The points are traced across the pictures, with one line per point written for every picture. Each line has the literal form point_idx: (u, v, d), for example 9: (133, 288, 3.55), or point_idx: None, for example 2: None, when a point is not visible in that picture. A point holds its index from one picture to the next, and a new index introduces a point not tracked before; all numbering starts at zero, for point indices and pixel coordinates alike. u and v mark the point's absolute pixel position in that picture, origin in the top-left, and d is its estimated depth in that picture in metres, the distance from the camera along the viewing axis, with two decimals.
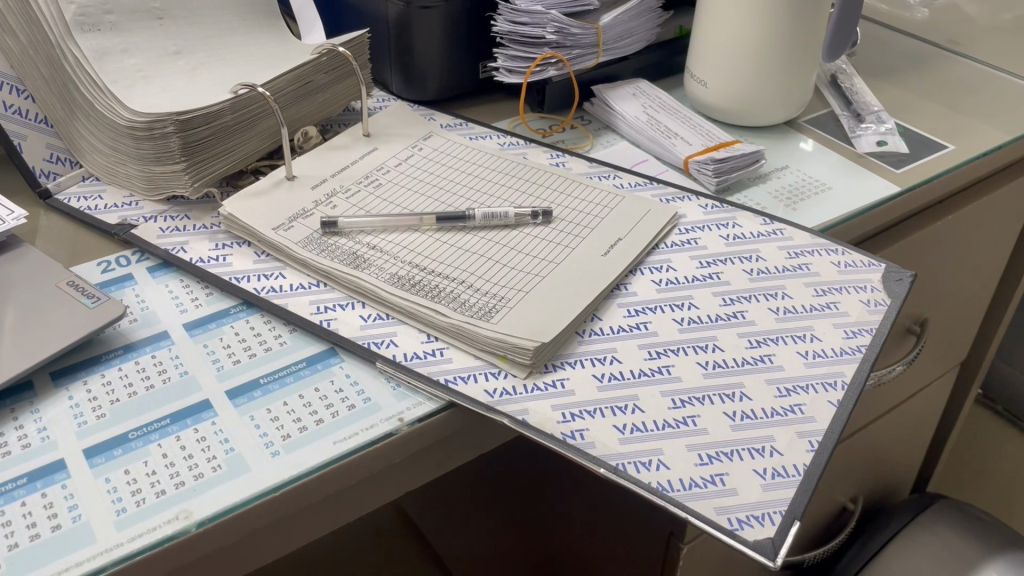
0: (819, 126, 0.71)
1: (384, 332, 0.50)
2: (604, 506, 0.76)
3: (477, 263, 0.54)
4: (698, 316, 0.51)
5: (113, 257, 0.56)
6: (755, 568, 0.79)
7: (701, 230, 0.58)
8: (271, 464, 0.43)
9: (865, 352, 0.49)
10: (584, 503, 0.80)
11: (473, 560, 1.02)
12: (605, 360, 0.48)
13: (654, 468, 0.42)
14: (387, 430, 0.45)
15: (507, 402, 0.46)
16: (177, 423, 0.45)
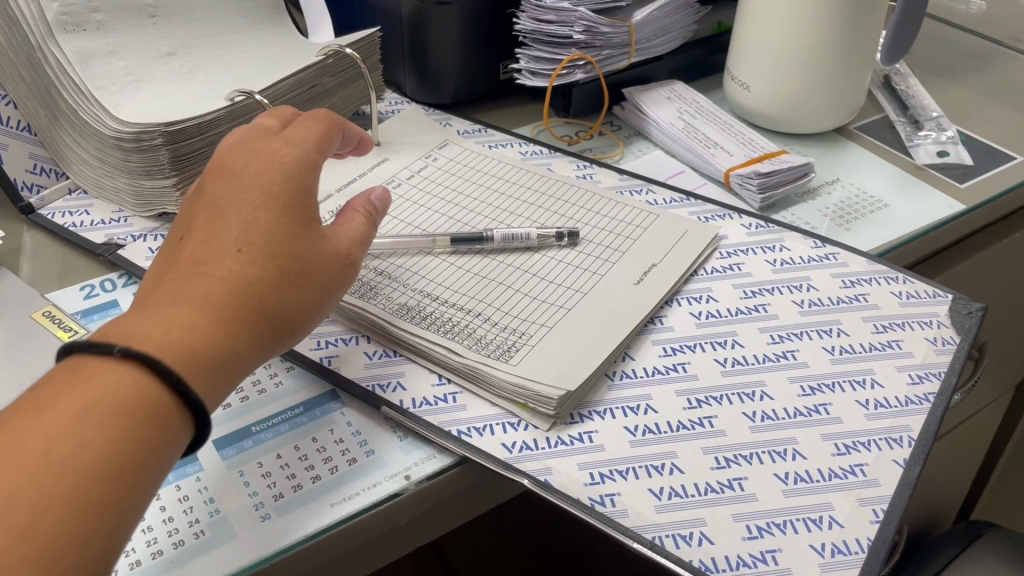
0: (872, 134, 0.65)
1: (391, 373, 0.45)
2: None
3: (495, 292, 0.49)
4: (744, 356, 0.46)
5: (98, 281, 0.51)
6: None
7: (745, 253, 0.53)
8: (261, 530, 0.38)
9: (934, 400, 0.43)
10: None
11: None
12: (639, 410, 0.43)
13: (696, 543, 0.37)
14: (392, 491, 0.40)
15: (527, 459, 0.40)
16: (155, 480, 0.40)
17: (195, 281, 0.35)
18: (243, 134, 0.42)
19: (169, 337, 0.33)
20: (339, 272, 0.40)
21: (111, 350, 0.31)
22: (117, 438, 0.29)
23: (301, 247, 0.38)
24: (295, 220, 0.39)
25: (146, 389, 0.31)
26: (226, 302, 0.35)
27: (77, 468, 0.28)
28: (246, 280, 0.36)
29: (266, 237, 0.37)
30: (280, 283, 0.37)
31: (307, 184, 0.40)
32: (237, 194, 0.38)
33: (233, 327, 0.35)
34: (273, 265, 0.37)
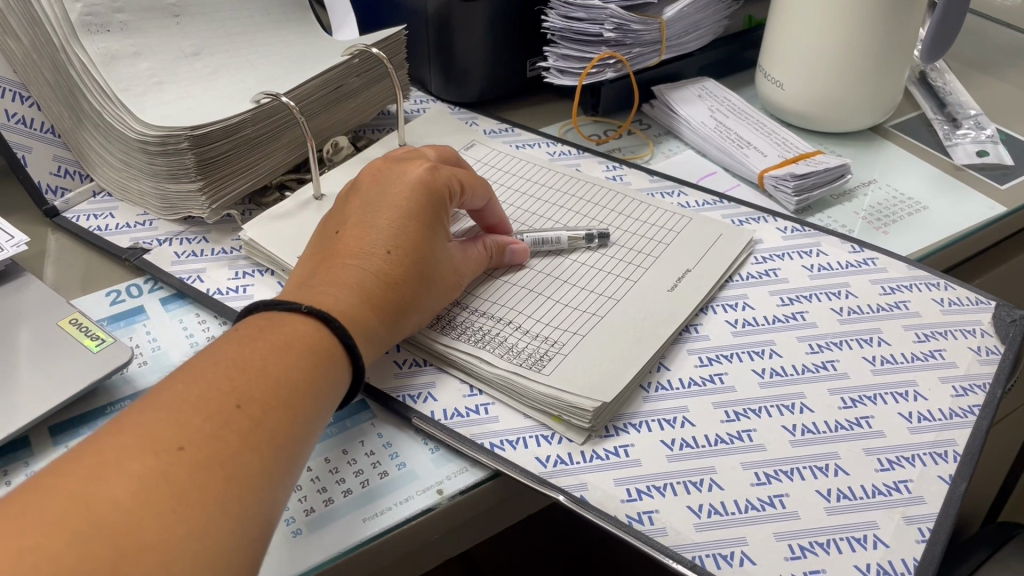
0: (908, 132, 0.64)
1: (421, 383, 0.45)
2: None
3: (527, 299, 0.48)
4: (782, 367, 0.45)
5: (124, 286, 0.51)
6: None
7: (780, 259, 0.52)
8: (293, 545, 0.37)
9: (980, 414, 0.42)
10: None
11: None
12: (675, 423, 0.42)
13: (737, 563, 0.36)
14: (425, 506, 0.39)
15: (563, 475, 0.40)
16: None
17: (352, 266, 0.41)
18: (394, 154, 0.49)
19: (340, 306, 0.39)
20: (465, 274, 0.46)
21: (297, 308, 0.38)
22: (305, 370, 0.36)
23: (434, 259, 0.44)
24: (437, 232, 0.45)
25: (326, 343, 0.37)
26: (372, 292, 0.41)
27: (270, 399, 0.34)
28: (412, 275, 0.42)
29: (411, 243, 0.43)
30: (431, 277, 0.44)
31: (448, 202, 0.47)
32: (390, 197, 0.45)
33: (394, 307, 0.41)
34: (426, 265, 0.43)
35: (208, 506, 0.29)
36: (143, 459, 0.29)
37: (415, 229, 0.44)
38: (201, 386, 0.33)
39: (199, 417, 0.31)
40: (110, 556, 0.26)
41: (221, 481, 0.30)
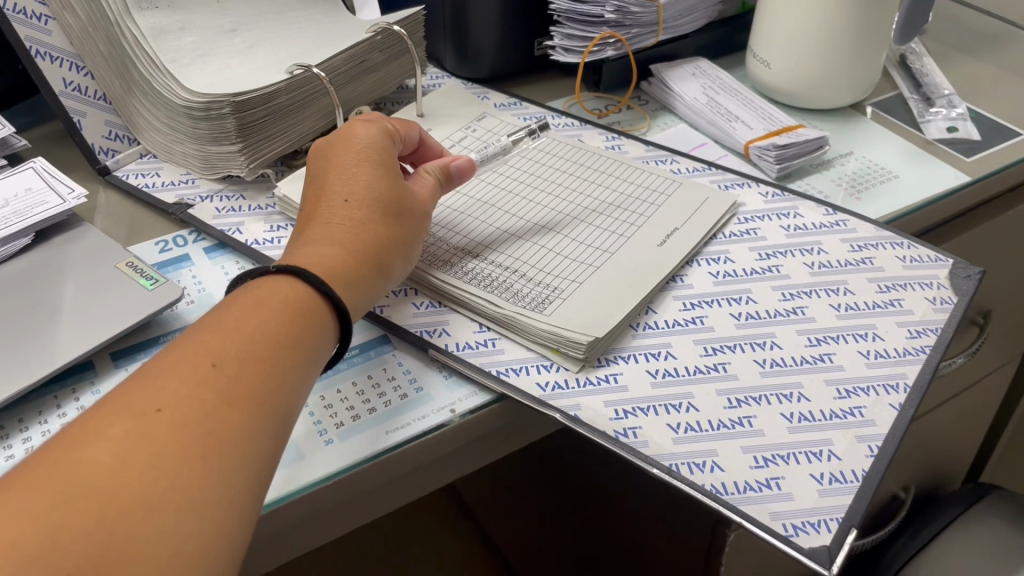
0: (886, 109, 0.69)
1: (436, 321, 0.51)
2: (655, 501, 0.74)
3: (530, 252, 0.54)
4: (757, 311, 0.50)
5: (171, 236, 0.57)
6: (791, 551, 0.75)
7: (761, 219, 0.57)
8: (326, 451, 0.43)
9: (929, 353, 0.48)
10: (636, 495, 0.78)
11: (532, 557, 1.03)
12: (660, 356, 0.48)
13: (708, 470, 0.42)
14: (439, 421, 0.45)
15: (560, 397, 0.45)
16: None
17: (318, 227, 0.46)
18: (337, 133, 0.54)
19: (310, 258, 0.43)
20: (423, 203, 0.51)
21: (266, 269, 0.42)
22: (280, 334, 0.38)
23: (391, 196, 0.48)
24: (384, 173, 0.49)
25: (309, 294, 0.41)
26: (339, 239, 0.45)
27: (249, 363, 0.37)
28: (381, 215, 0.47)
29: (363, 188, 0.47)
30: (399, 213, 0.48)
31: (387, 152, 0.51)
32: (334, 164, 0.50)
33: (372, 246, 0.45)
34: (391, 203, 0.48)
35: (205, 467, 0.32)
36: (122, 427, 0.32)
37: (367, 176, 0.48)
38: (181, 359, 0.36)
39: (181, 389, 0.34)
40: (105, 515, 0.29)
41: (210, 443, 0.33)
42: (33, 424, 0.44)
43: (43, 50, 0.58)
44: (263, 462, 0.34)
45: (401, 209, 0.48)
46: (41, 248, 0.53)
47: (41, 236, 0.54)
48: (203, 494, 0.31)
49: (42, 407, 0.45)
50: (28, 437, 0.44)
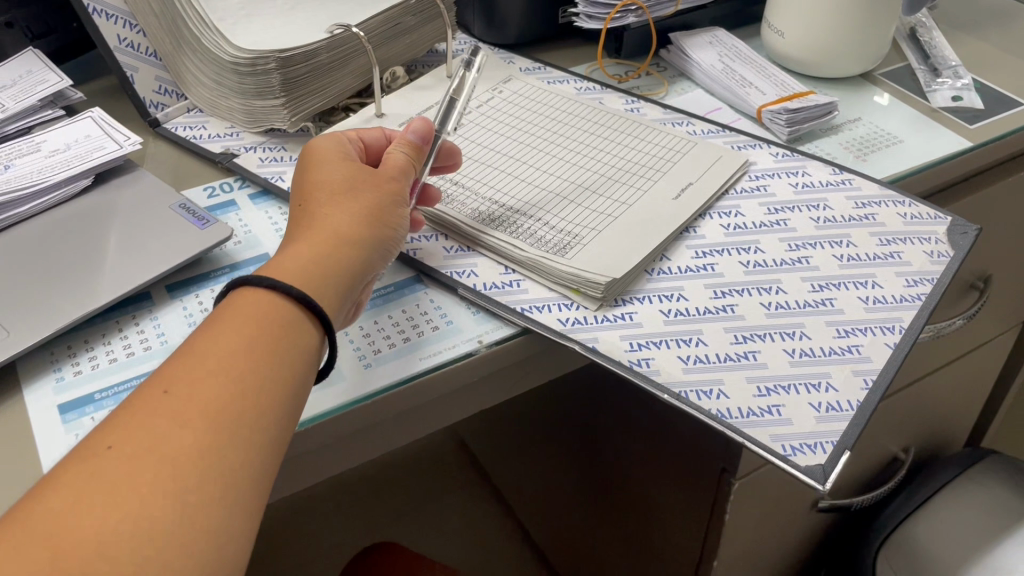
0: (895, 79, 0.72)
1: (465, 263, 0.54)
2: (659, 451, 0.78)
3: (553, 202, 0.57)
4: (764, 260, 0.54)
5: (218, 183, 0.61)
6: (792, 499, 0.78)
7: (772, 177, 0.61)
8: (365, 374, 0.48)
9: (925, 300, 0.51)
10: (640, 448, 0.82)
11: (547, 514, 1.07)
12: (672, 297, 0.51)
13: (715, 397, 0.46)
14: (468, 351, 0.49)
15: (579, 331, 0.49)
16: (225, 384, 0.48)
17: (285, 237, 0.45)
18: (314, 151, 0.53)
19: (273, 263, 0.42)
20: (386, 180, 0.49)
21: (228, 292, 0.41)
22: (240, 345, 0.37)
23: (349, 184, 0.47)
24: (340, 167, 0.48)
25: (263, 294, 0.39)
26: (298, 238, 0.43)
27: (211, 378, 0.35)
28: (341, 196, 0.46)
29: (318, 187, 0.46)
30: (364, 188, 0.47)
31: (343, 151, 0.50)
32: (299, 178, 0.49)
33: (331, 231, 0.44)
34: (353, 182, 0.47)
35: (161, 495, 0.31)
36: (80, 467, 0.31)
37: (321, 171, 0.48)
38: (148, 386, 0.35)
39: (134, 421, 0.33)
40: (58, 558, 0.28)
41: (164, 467, 0.31)
42: (98, 345, 0.49)
43: (100, 8, 0.62)
44: (230, 475, 0.33)
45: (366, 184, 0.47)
46: (100, 190, 0.58)
47: (99, 179, 0.59)
48: (159, 524, 0.30)
49: (106, 331, 0.50)
50: (95, 356, 0.48)
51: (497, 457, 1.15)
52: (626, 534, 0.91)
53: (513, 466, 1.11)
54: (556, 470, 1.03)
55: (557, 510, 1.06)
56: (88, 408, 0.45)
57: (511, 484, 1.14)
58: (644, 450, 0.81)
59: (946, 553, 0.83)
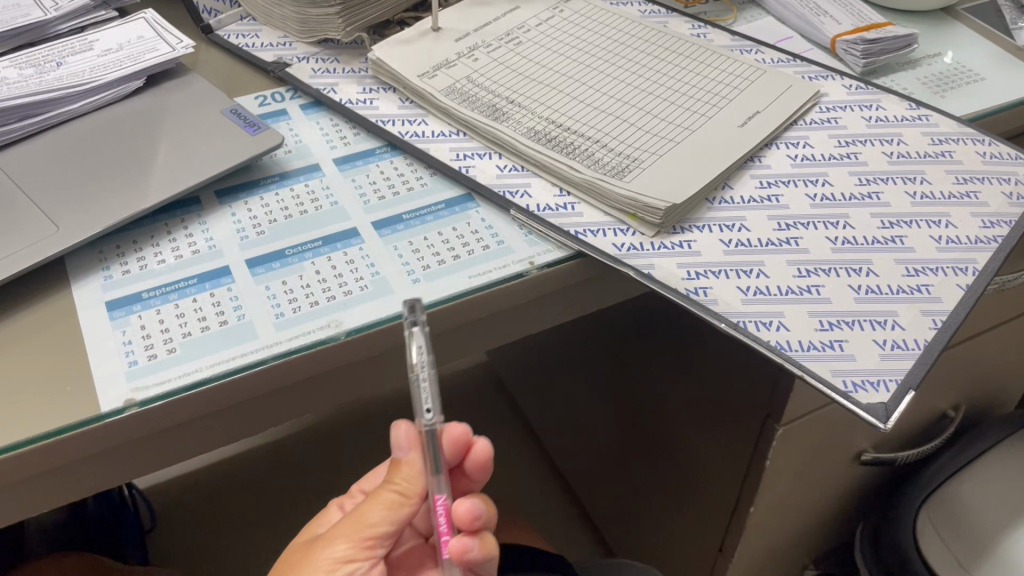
0: (978, 15, 0.68)
1: (519, 184, 0.53)
2: (699, 393, 0.77)
3: (613, 125, 0.55)
4: (832, 194, 0.51)
5: (269, 92, 0.59)
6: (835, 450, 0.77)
7: (843, 110, 0.58)
8: (412, 289, 0.47)
9: (1001, 242, 0.48)
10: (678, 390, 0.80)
11: (584, 450, 1.07)
12: (733, 228, 0.49)
13: (774, 329, 0.44)
14: (518, 272, 0.47)
15: (634, 257, 0.47)
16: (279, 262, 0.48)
17: None
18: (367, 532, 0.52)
19: None
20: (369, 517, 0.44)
21: None
22: None
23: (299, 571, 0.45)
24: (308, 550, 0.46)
25: None
26: None
27: None
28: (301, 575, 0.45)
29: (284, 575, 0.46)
30: (319, 554, 0.44)
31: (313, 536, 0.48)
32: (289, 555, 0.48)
33: None
34: (315, 553, 0.45)
35: None
36: None
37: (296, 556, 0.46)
38: None
39: None
40: None
41: None
42: (147, 246, 0.49)
43: None
44: None
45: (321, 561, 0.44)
46: (151, 92, 0.57)
47: (151, 82, 0.58)
48: None
49: (154, 232, 0.50)
50: (143, 257, 0.48)
51: (534, 393, 1.15)
52: (659, 472, 0.90)
53: (551, 403, 1.11)
54: (591, 410, 1.02)
55: (592, 451, 1.05)
56: (136, 307, 0.45)
57: (548, 421, 1.14)
58: (684, 388, 0.79)
59: (991, 515, 0.81)
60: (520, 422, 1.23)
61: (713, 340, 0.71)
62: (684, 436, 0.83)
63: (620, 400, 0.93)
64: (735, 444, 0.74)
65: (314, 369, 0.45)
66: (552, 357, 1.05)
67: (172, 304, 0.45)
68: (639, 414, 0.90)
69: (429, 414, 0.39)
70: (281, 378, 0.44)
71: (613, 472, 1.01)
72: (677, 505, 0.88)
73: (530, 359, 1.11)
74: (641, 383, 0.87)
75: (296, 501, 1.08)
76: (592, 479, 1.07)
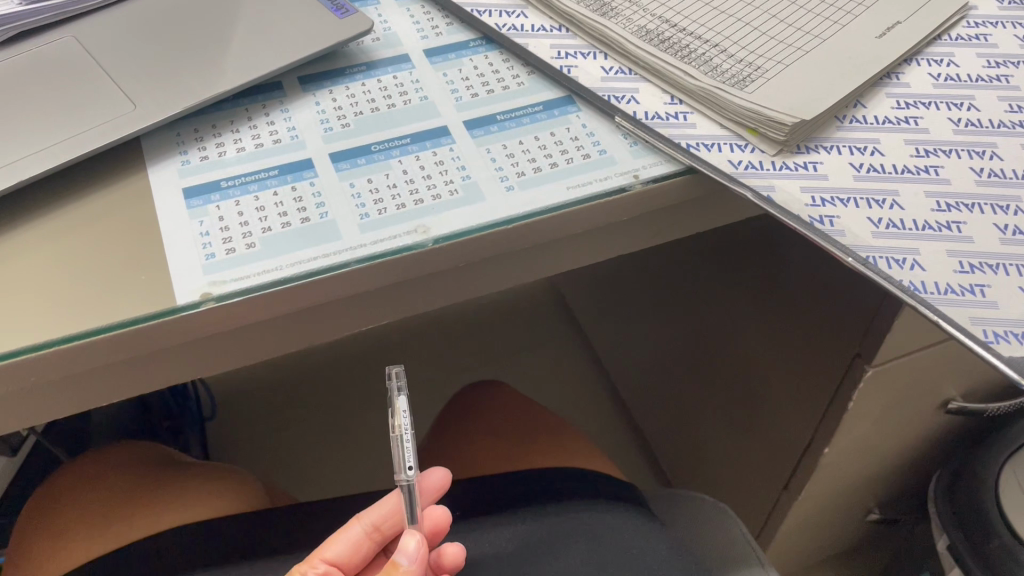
0: None
1: (625, 88, 0.47)
2: (782, 326, 0.72)
3: (734, 29, 0.50)
4: (979, 120, 0.46)
5: None
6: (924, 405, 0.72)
7: (993, 26, 0.51)
8: (506, 197, 0.43)
9: None
10: (758, 320, 0.76)
11: (648, 374, 1.04)
12: (865, 151, 0.44)
13: (907, 267, 0.39)
14: (620, 185, 0.43)
15: (752, 177, 0.43)
16: (350, 161, 0.44)
17: None
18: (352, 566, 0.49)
19: None
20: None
21: None
22: None
23: None
24: None
25: None
26: None
27: None
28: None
29: None
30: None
31: None
32: None
33: None
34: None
35: None
36: None
37: None
38: None
39: None
40: None
41: None
42: (227, 132, 0.46)
43: None
44: None
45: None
46: None
47: None
48: None
49: (234, 117, 0.47)
50: (222, 143, 0.45)
51: (600, 313, 1.12)
52: (726, 406, 0.87)
53: (616, 324, 1.08)
54: (658, 335, 0.98)
55: (655, 377, 1.02)
56: (214, 197, 0.42)
57: (612, 342, 1.11)
58: (766, 320, 0.75)
59: None
60: (581, 341, 1.21)
61: (805, 274, 0.67)
62: (760, 370, 0.79)
63: (691, 327, 0.89)
64: (815, 382, 0.70)
65: (397, 275, 0.42)
66: (622, 278, 1.02)
67: (251, 196, 0.42)
68: (712, 345, 0.86)
69: (410, 472, 0.41)
70: (362, 282, 0.41)
71: (677, 402, 0.99)
72: (744, 442, 0.86)
73: (598, 278, 1.08)
74: (716, 312, 0.83)
75: (355, 405, 1.10)
76: (655, 406, 1.05)
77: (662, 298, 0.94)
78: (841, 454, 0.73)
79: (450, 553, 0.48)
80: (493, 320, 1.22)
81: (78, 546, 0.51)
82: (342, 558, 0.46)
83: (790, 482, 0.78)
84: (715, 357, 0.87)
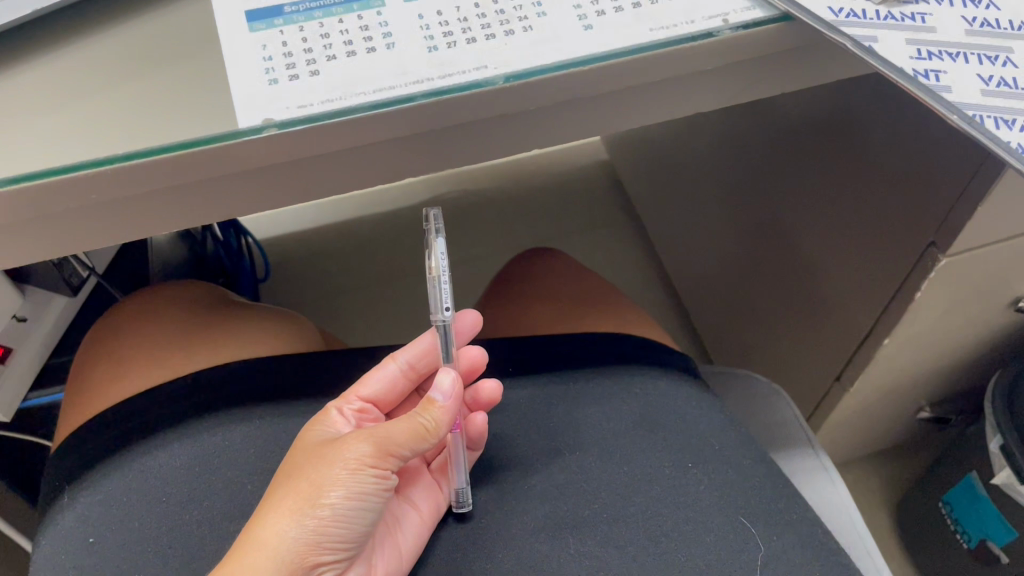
0: None
1: None
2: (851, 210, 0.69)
3: None
4: None
5: None
6: (997, 305, 0.69)
7: None
8: (585, 37, 0.40)
9: None
10: (822, 204, 0.73)
11: (702, 259, 1.02)
12: (981, 5, 0.41)
13: (1017, 129, 0.36)
14: (708, 29, 0.40)
15: (853, 26, 0.40)
16: None
17: (286, 473, 0.42)
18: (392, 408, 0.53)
19: (270, 496, 0.41)
20: (403, 428, 0.43)
21: (270, 501, 0.41)
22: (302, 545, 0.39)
23: (317, 451, 0.42)
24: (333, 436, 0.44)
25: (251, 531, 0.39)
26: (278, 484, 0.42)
27: None
28: (310, 470, 0.41)
29: (303, 450, 0.43)
30: (340, 448, 0.42)
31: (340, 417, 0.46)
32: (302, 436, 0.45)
33: (305, 474, 0.41)
34: (336, 444, 0.42)
35: None
36: None
37: (315, 444, 0.43)
38: None
39: None
40: None
41: None
42: None
43: None
44: None
45: (336, 458, 0.41)
46: None
47: None
48: None
49: None
50: None
51: (657, 195, 1.09)
52: (782, 293, 0.85)
53: (673, 207, 1.05)
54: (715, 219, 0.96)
55: (710, 262, 1.00)
56: (277, 22, 0.41)
57: (667, 226, 1.09)
58: (832, 204, 0.72)
59: None
60: (635, 224, 1.19)
61: (882, 156, 0.63)
62: (820, 257, 0.76)
63: (751, 211, 0.86)
64: (881, 270, 0.67)
65: (464, 115, 0.39)
66: (682, 160, 0.98)
67: (317, 23, 0.40)
68: (770, 230, 0.84)
69: (447, 313, 0.46)
70: (427, 118, 0.39)
71: (731, 289, 0.97)
72: (798, 332, 0.84)
73: (657, 159, 1.05)
74: (778, 195, 0.80)
75: (404, 274, 1.10)
76: (706, 293, 1.03)
77: (723, 181, 0.90)
78: (902, 347, 0.70)
79: (486, 386, 0.51)
80: (547, 199, 1.20)
81: (134, 374, 0.52)
82: (380, 393, 0.50)
83: (844, 372, 0.77)
84: (774, 243, 0.84)
